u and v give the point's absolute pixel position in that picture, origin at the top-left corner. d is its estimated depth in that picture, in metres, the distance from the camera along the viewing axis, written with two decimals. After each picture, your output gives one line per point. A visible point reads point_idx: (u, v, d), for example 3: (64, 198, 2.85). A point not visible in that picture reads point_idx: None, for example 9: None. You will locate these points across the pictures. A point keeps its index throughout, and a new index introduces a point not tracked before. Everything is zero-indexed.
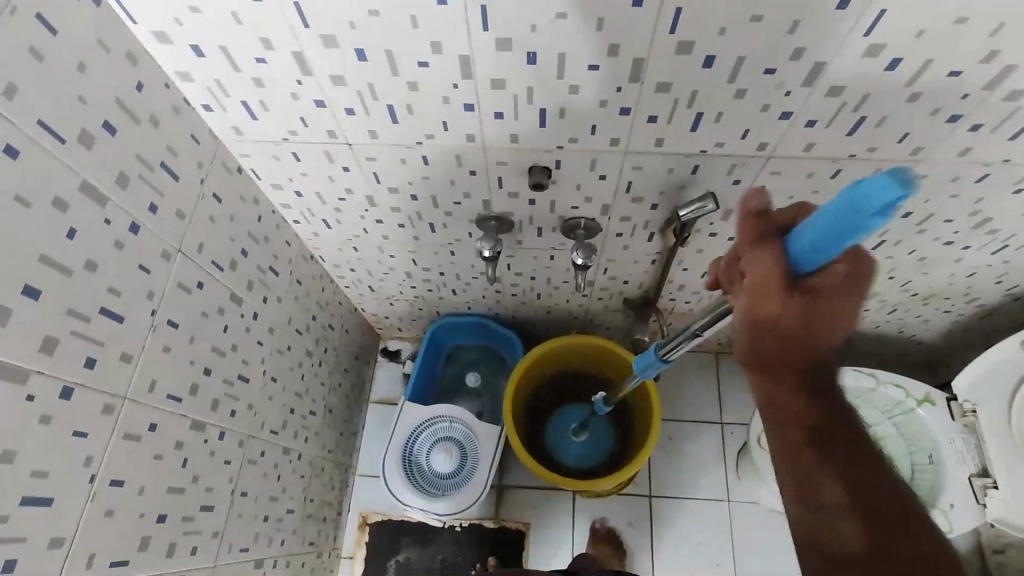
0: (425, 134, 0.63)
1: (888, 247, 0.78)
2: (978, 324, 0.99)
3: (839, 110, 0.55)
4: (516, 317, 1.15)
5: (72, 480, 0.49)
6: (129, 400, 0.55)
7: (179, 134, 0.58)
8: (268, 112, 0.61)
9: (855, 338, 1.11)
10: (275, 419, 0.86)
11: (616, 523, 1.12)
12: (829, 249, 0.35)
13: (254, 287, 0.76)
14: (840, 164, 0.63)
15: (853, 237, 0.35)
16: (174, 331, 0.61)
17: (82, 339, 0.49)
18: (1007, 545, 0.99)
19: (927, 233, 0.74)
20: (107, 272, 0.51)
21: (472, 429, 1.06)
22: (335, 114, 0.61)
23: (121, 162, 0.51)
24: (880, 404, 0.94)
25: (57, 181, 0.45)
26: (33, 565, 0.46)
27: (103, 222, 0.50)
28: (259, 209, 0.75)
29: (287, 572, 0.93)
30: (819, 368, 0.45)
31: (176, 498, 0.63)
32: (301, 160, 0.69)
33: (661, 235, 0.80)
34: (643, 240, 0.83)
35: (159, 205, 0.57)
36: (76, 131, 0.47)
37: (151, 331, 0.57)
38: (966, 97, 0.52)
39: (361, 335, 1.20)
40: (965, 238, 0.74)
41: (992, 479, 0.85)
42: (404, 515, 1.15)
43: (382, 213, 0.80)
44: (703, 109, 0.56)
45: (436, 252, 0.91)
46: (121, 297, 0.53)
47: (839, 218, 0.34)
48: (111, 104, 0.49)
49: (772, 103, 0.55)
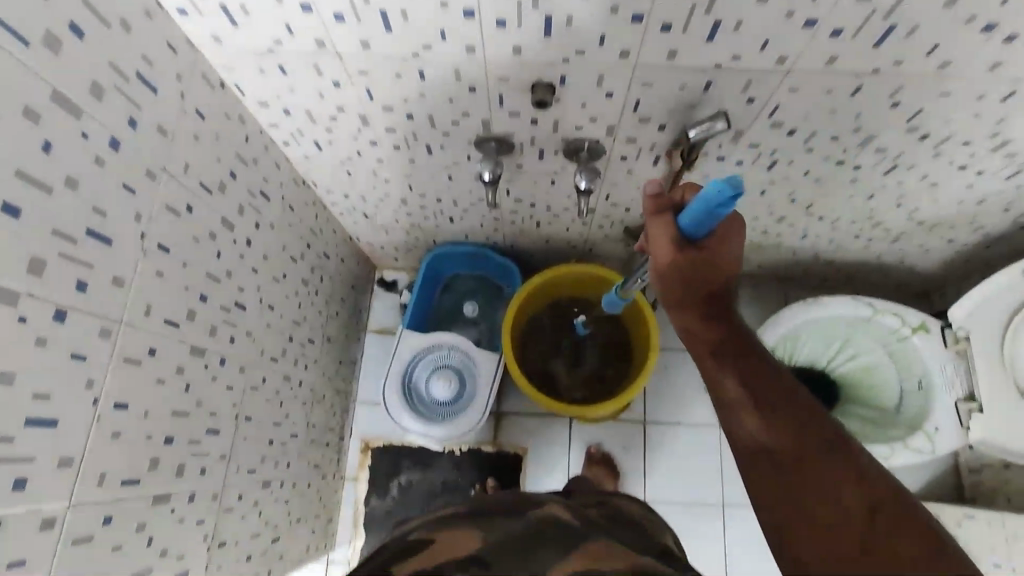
0: (421, 44, 0.58)
1: (900, 172, 0.76)
2: (979, 254, 0.99)
3: (868, 18, 0.51)
4: (514, 246, 1.13)
5: (75, 403, 0.49)
6: (125, 323, 0.54)
7: (154, 42, 0.54)
8: (250, 18, 0.56)
9: (854, 268, 1.11)
10: (274, 347, 0.86)
11: (610, 446, 1.16)
12: (701, 224, 0.53)
13: (245, 212, 0.74)
14: (861, 80, 0.60)
15: (715, 216, 0.51)
16: (166, 255, 0.59)
17: (70, 260, 0.47)
18: (982, 465, 1.04)
19: (943, 157, 0.72)
20: (89, 191, 0.49)
21: (470, 355, 1.07)
22: (324, 21, 0.56)
23: (94, 70, 0.48)
24: (875, 333, 0.96)
25: (26, 89, 0.42)
26: (45, 483, 0.47)
27: (80, 136, 0.47)
28: (246, 129, 0.72)
29: (294, 492, 0.96)
30: (719, 294, 0.56)
31: (181, 421, 0.64)
32: (288, 74, 0.65)
33: (666, 159, 0.77)
34: (648, 165, 0.80)
35: (139, 120, 0.53)
36: (41, 33, 0.42)
37: (142, 255, 0.56)
38: (1006, 2, 0.48)
39: (357, 265, 1.18)
40: (980, 162, 0.72)
41: (977, 403, 0.85)
42: (405, 440, 1.19)
43: (375, 134, 0.76)
44: (722, 16, 0.52)
45: (433, 176, 0.88)
46: (107, 218, 0.51)
47: (704, 207, 0.51)
48: (77, 4, 0.45)
49: (796, 9, 0.51)
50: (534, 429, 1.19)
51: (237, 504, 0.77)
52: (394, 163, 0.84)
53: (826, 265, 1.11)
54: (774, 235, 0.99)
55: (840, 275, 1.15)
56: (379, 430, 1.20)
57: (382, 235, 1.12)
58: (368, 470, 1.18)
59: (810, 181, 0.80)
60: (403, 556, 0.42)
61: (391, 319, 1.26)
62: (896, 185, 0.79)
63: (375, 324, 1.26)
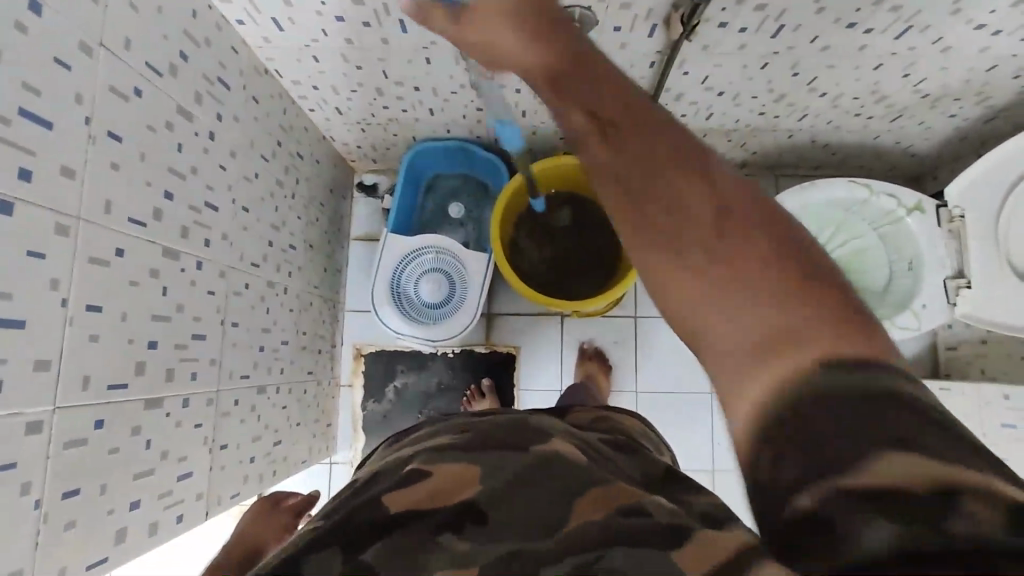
0: None
1: (912, 35, 0.70)
2: (978, 131, 0.96)
3: None
4: (499, 140, 1.07)
5: (42, 304, 0.46)
6: (85, 220, 0.50)
7: None
8: None
9: (850, 151, 1.07)
10: (254, 252, 0.82)
11: (602, 342, 1.18)
12: None
13: (204, 102, 0.67)
14: None
15: None
16: (119, 147, 0.54)
17: (8, 144, 0.42)
18: (960, 342, 1.08)
19: (961, 14, 0.66)
20: (16, 62, 0.42)
21: (461, 260, 1.04)
22: None
23: None
24: (869, 216, 0.95)
25: None
26: (23, 385, 0.45)
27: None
28: (192, 1, 0.63)
29: (291, 398, 0.97)
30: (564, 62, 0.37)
31: (163, 325, 0.61)
32: None
33: (664, 28, 0.71)
34: (643, 37, 0.73)
35: None
36: None
37: (91, 144, 0.50)
38: None
39: (333, 167, 1.11)
40: (999, 20, 0.67)
41: (967, 279, 0.86)
42: (398, 345, 1.19)
43: (341, 7, 0.68)
44: None
45: (409, 59, 0.80)
46: (42, 97, 0.45)
47: None
48: None
49: None
50: (526, 328, 1.19)
51: (234, 408, 0.77)
52: (364, 44, 0.76)
53: (822, 149, 1.07)
54: (772, 116, 0.95)
55: (834, 160, 1.12)
56: (372, 336, 1.20)
57: (357, 134, 1.05)
58: (364, 376, 1.19)
59: (816, 50, 0.74)
60: (401, 485, 0.44)
61: (374, 224, 1.22)
62: (906, 52, 0.74)
63: (357, 231, 1.21)
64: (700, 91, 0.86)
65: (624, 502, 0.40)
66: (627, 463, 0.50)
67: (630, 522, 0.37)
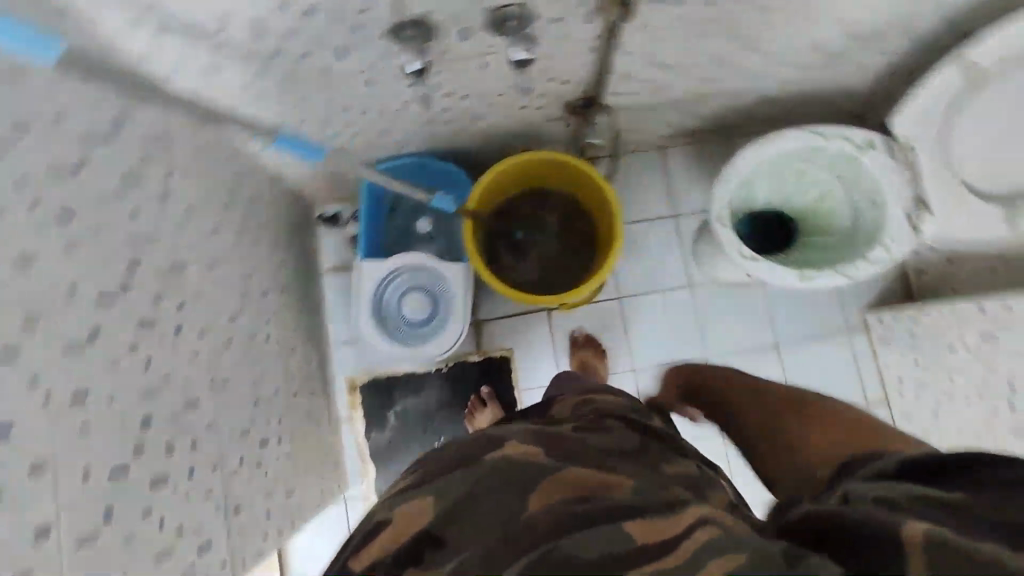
0: None
1: None
2: (910, 62, 0.99)
3: None
4: (455, 148, 1.06)
5: (25, 406, 0.44)
6: (50, 305, 0.47)
7: None
8: None
9: (794, 101, 1.09)
10: (229, 306, 0.79)
11: (592, 329, 1.18)
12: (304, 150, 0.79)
13: (148, 163, 0.64)
14: None
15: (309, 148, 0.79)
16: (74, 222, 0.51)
17: None
18: (927, 266, 1.12)
19: None
20: None
21: (437, 272, 1.03)
22: None
23: None
24: (826, 162, 0.97)
25: None
26: (16, 497, 0.42)
27: None
28: (124, 62, 0.60)
29: (294, 446, 0.95)
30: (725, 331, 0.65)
31: (153, 399, 0.59)
32: None
33: (600, 13, 0.71)
34: (582, 24, 0.73)
35: None
36: None
37: (43, 228, 0.48)
38: None
39: (290, 205, 1.08)
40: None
41: (927, 208, 0.93)
42: (391, 370, 1.17)
43: (275, 40, 0.66)
44: None
45: (352, 82, 0.78)
46: None
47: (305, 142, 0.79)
48: None
49: None
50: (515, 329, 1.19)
51: (241, 467, 0.75)
52: (304, 74, 0.74)
53: (765, 106, 1.10)
54: (715, 81, 0.96)
55: (779, 112, 1.14)
56: (363, 366, 1.18)
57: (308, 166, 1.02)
58: (362, 409, 1.17)
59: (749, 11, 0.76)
60: (370, 537, 0.49)
61: (342, 255, 1.20)
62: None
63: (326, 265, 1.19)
64: (644, 67, 0.87)
65: (575, 490, 0.48)
66: (592, 440, 0.57)
67: (581, 508, 0.46)
